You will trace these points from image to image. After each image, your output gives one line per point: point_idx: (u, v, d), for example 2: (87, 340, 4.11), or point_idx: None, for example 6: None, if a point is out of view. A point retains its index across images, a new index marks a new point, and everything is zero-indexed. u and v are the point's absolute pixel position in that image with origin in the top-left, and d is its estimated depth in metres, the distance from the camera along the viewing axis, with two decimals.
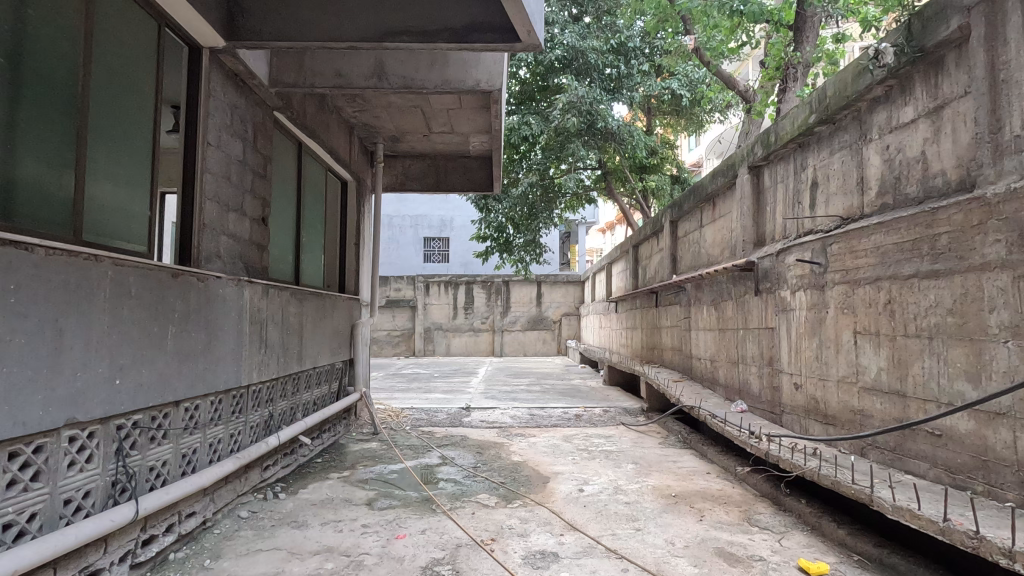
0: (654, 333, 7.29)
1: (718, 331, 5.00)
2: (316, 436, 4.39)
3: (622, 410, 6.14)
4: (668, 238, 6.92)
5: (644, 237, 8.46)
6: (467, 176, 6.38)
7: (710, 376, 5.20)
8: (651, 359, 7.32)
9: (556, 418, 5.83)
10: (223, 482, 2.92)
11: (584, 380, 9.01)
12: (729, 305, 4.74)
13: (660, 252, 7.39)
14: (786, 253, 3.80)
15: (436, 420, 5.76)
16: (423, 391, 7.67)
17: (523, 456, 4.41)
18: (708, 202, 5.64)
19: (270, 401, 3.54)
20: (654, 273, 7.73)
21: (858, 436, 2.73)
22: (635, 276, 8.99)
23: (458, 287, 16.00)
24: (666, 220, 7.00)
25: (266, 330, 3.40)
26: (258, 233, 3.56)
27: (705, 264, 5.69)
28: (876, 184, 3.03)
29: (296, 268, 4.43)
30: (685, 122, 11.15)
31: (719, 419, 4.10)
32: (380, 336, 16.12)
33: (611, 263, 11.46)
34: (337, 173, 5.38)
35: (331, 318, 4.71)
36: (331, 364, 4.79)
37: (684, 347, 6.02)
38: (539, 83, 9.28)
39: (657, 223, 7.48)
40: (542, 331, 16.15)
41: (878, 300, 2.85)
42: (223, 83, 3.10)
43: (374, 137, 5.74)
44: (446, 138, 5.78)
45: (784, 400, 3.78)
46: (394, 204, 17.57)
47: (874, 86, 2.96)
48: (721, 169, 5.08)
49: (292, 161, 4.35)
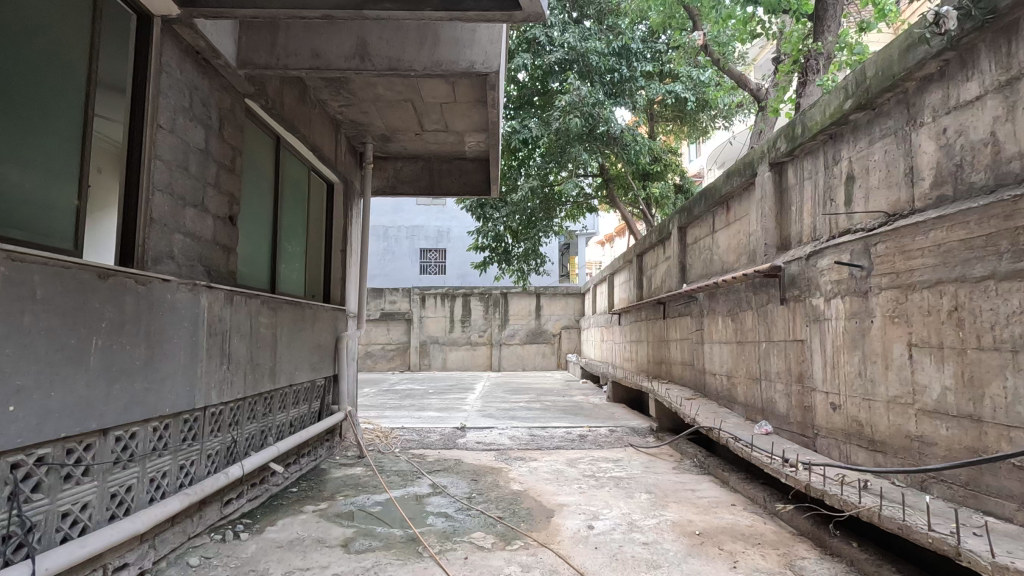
0: (662, 346, 6.85)
1: (736, 344, 4.58)
2: (292, 462, 3.93)
3: (630, 430, 5.69)
4: (676, 245, 6.52)
5: (650, 246, 8.06)
6: (462, 179, 5.97)
7: (727, 394, 4.76)
8: (660, 375, 6.86)
9: (558, 439, 5.37)
10: (168, 524, 2.47)
11: (587, 396, 8.56)
12: (748, 316, 4.33)
13: (668, 261, 6.99)
14: (818, 256, 3.38)
15: (429, 442, 5.30)
16: (417, 409, 7.20)
17: (524, 483, 3.96)
18: (722, 206, 5.25)
19: (235, 424, 3.10)
20: (661, 283, 7.33)
21: (923, 469, 2.30)
22: (640, 287, 8.58)
23: (455, 300, 15.58)
24: (674, 227, 6.61)
25: (231, 343, 2.97)
26: (223, 233, 3.14)
27: (719, 271, 5.28)
28: (930, 174, 2.63)
29: (272, 274, 4.01)
30: (689, 128, 10.84)
31: (744, 443, 3.65)
32: (375, 349, 15.66)
33: (613, 274, 11.06)
34: (322, 173, 4.98)
35: (312, 331, 4.29)
36: (312, 380, 4.35)
37: (696, 362, 5.59)
38: (538, 87, 8.96)
39: (664, 230, 7.09)
40: (542, 345, 15.70)
41: (940, 307, 2.44)
42: (180, 59, 2.71)
43: (363, 137, 5.35)
44: (440, 136, 5.39)
45: (818, 422, 3.35)
46: (390, 215, 17.21)
47: (928, 60, 2.57)
48: (737, 168, 4.70)
49: (269, 158, 3.96)
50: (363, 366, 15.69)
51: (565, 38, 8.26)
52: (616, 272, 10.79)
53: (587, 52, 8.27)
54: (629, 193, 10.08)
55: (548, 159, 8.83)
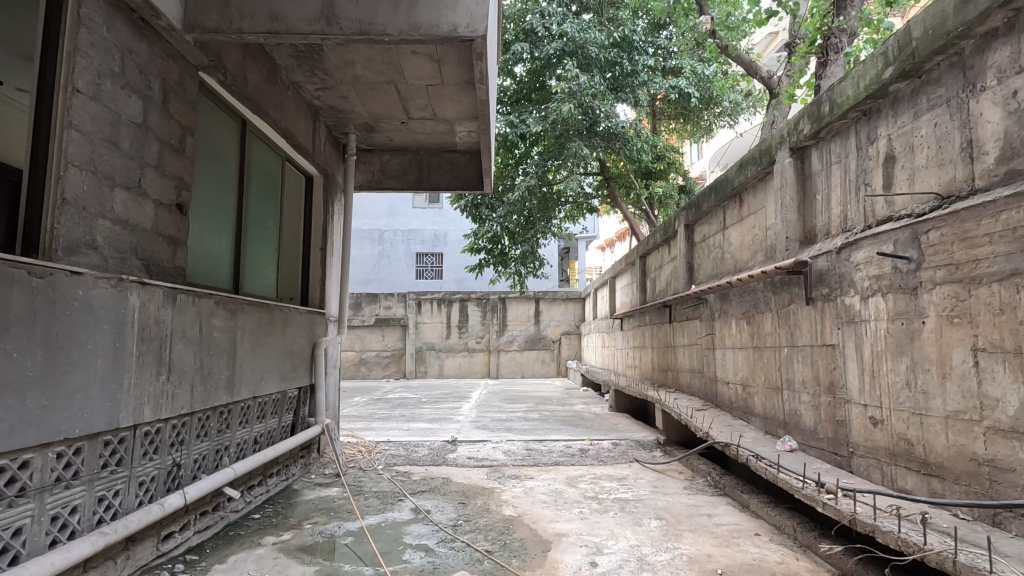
0: (668, 353, 6.41)
1: (753, 350, 4.15)
2: (257, 484, 3.49)
3: (635, 444, 5.24)
4: (682, 244, 6.10)
5: (654, 247, 7.64)
6: (453, 172, 5.55)
7: (743, 404, 4.32)
8: (667, 384, 6.41)
9: (557, 454, 4.92)
10: (80, 569, 2.04)
11: (588, 405, 8.11)
12: (767, 318, 3.90)
13: (673, 261, 6.57)
14: (853, 249, 2.96)
15: (415, 458, 4.86)
16: (407, 420, 6.75)
17: (518, 507, 3.53)
18: (734, 200, 4.83)
19: (179, 444, 2.66)
20: (666, 284, 6.91)
21: (1003, 503, 1.87)
22: (643, 290, 8.16)
23: (451, 305, 15.16)
24: (680, 225, 6.19)
25: (172, 349, 2.54)
26: (168, 222, 2.72)
27: (731, 271, 4.86)
28: (995, 147, 2.22)
29: (235, 272, 3.58)
30: (692, 125, 10.45)
31: (768, 462, 3.21)
32: (369, 356, 15.23)
33: (615, 277, 10.64)
34: (298, 164, 4.57)
35: (282, 336, 3.86)
36: (282, 391, 3.91)
37: (707, 370, 5.15)
38: (536, 81, 8.59)
39: (669, 229, 6.68)
40: (541, 351, 15.25)
41: (1016, 304, 2.01)
42: (108, 15, 2.30)
43: (345, 126, 4.95)
44: (428, 125, 4.98)
45: (855, 439, 2.91)
46: (385, 218, 16.81)
47: (994, 11, 2.16)
48: (752, 157, 4.29)
49: (234, 143, 3.57)
50: (357, 373, 15.23)
51: (564, 28, 7.89)
52: (618, 274, 10.36)
53: (587, 43, 7.89)
54: (630, 193, 9.68)
55: (546, 157, 8.44)
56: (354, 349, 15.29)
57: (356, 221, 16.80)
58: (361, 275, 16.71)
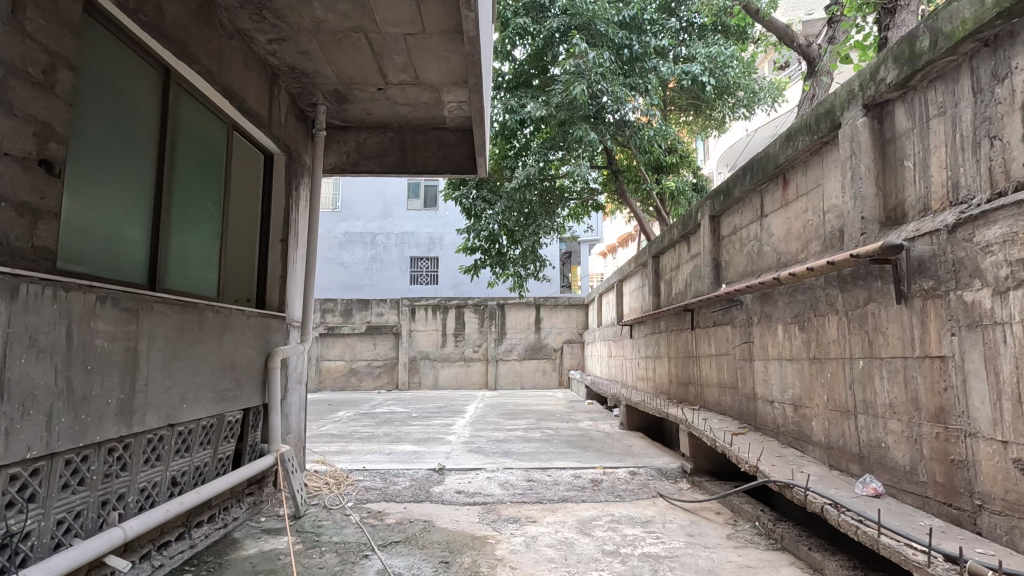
0: (690, 365, 5.58)
1: (810, 363, 3.33)
2: (173, 539, 2.66)
3: (656, 474, 4.41)
4: (706, 238, 5.30)
5: (669, 246, 6.85)
6: (441, 153, 4.76)
7: (795, 430, 3.49)
8: (689, 401, 5.57)
9: (563, 488, 4.08)
10: None
11: (595, 422, 7.27)
12: (832, 322, 3.09)
13: (695, 259, 5.77)
14: (977, 225, 2.16)
15: (392, 494, 4.02)
16: (391, 442, 5.91)
17: (517, 568, 2.70)
18: (775, 181, 4.04)
19: (23, 502, 1.85)
20: (685, 286, 6.10)
21: None
22: (657, 294, 7.35)
23: (447, 311, 14.37)
24: (703, 217, 5.41)
25: (6, 365, 1.74)
26: (19, 181, 1.92)
27: (772, 266, 4.06)
28: None
29: (147, 261, 2.74)
30: (704, 117, 9.71)
31: (853, 514, 2.38)
32: (360, 366, 14.39)
33: (622, 281, 9.83)
34: (250, 134, 3.76)
35: (218, 345, 3.04)
36: (220, 415, 3.08)
37: (742, 386, 4.33)
38: (537, 64, 7.88)
39: (689, 222, 5.88)
40: (542, 361, 14.40)
41: None
42: None
43: (311, 94, 4.18)
44: (410, 94, 4.19)
45: (989, 489, 2.08)
46: (378, 221, 16.03)
47: None
48: (804, 125, 3.50)
49: (154, 96, 2.78)
50: (347, 384, 14.38)
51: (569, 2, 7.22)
52: (626, 278, 9.56)
53: (594, 18, 7.20)
54: (641, 189, 8.90)
55: (548, 146, 7.69)
56: (344, 358, 14.44)
57: (347, 223, 16.02)
58: (353, 280, 15.91)
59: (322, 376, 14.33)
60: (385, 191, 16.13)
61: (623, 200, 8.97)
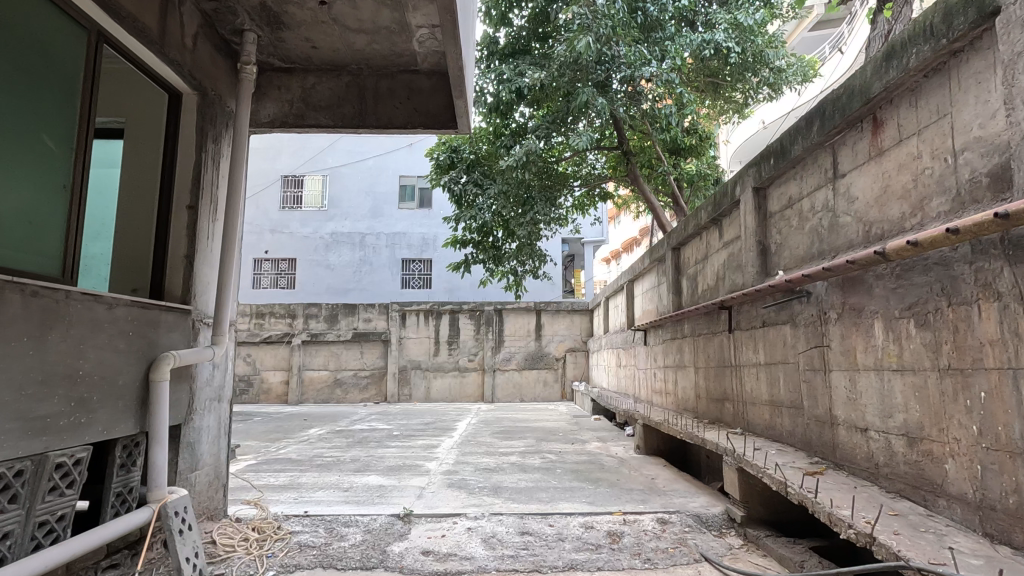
0: (728, 377, 4.46)
1: (942, 377, 2.22)
2: None
3: (694, 524, 3.28)
4: (749, 217, 4.22)
5: (693, 234, 5.77)
6: (411, 102, 3.69)
7: (913, 476, 2.38)
8: (728, 424, 4.44)
9: (570, 548, 2.95)
10: None
11: (606, 444, 6.13)
12: (990, 313, 1.99)
13: (732, 245, 4.68)
14: None
15: (333, 557, 2.87)
16: (354, 471, 4.78)
17: None
18: (861, 126, 2.96)
19: None
20: (718, 279, 5.00)
21: None
22: (678, 292, 6.25)
23: (440, 317, 13.31)
24: (744, 192, 4.32)
25: None
26: None
27: (855, 242, 2.96)
28: None
29: None
30: (723, 100, 8.69)
31: None
32: (346, 377, 13.28)
33: (634, 281, 8.73)
34: (132, 52, 2.69)
35: (35, 349, 1.97)
36: (40, 455, 1.99)
37: (812, 407, 3.21)
38: (538, 27, 6.88)
39: (722, 200, 4.81)
40: (543, 371, 13.27)
41: None
42: None
43: (233, 14, 3.12)
44: (365, 13, 3.09)
45: None
46: (368, 220, 15.01)
47: None
48: (920, 29, 2.42)
49: None
50: (331, 397, 13.22)
51: None
52: (638, 278, 8.45)
53: None
54: (656, 176, 7.84)
55: (550, 119, 6.66)
56: (328, 368, 13.30)
57: (335, 223, 14.96)
58: (340, 284, 14.80)
59: (304, 387, 13.18)
60: (375, 188, 15.13)
61: (634, 188, 7.89)
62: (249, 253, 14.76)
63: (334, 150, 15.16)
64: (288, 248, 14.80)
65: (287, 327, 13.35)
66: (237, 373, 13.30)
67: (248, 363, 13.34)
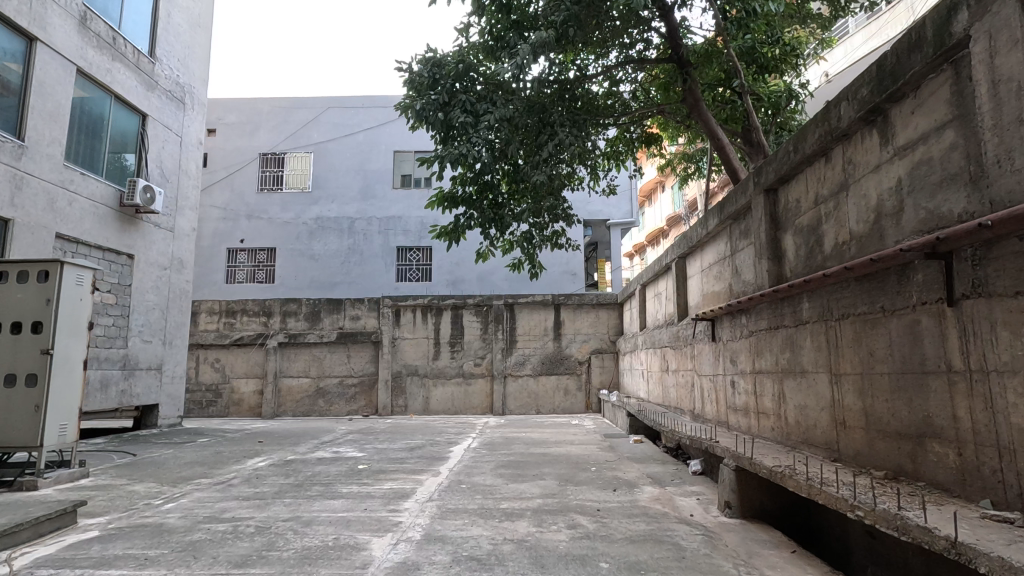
0: (944, 392, 2.25)
1: None
2: None
3: None
4: (1008, 57, 1.99)
5: (811, 157, 3.55)
6: None
7: None
8: (947, 490, 2.22)
9: None
10: None
11: (670, 497, 3.88)
12: None
13: (936, 142, 2.45)
14: None
15: None
16: (231, 569, 2.62)
17: None
18: None
19: None
20: (891, 217, 2.76)
21: None
22: (780, 257, 4.02)
23: (440, 314, 11.20)
24: (984, 14, 2.10)
25: None
26: None
27: None
28: None
29: None
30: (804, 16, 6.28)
31: None
32: (330, 386, 11.21)
33: (686, 255, 6.51)
34: None
35: None
36: None
37: None
38: None
39: (901, 66, 2.59)
40: (562, 378, 11.07)
41: None
42: None
43: None
44: None
45: None
46: (358, 203, 12.99)
47: None
48: None
49: None
50: (313, 409, 11.16)
51: None
52: (694, 251, 6.22)
53: None
54: (720, 105, 5.69)
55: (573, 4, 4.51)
56: (309, 376, 11.24)
57: (320, 207, 12.97)
58: (326, 277, 12.77)
59: (281, 398, 11.17)
60: (366, 166, 13.10)
61: (693, 123, 5.73)
62: (222, 242, 12.83)
63: (318, 124, 13.21)
64: (267, 236, 12.85)
65: (262, 327, 11.34)
66: (203, 382, 11.29)
67: (215, 370, 11.30)
